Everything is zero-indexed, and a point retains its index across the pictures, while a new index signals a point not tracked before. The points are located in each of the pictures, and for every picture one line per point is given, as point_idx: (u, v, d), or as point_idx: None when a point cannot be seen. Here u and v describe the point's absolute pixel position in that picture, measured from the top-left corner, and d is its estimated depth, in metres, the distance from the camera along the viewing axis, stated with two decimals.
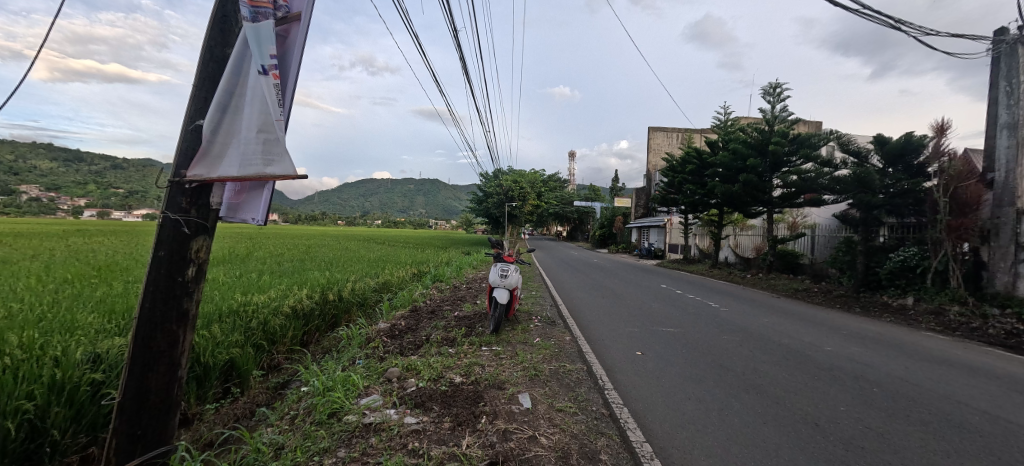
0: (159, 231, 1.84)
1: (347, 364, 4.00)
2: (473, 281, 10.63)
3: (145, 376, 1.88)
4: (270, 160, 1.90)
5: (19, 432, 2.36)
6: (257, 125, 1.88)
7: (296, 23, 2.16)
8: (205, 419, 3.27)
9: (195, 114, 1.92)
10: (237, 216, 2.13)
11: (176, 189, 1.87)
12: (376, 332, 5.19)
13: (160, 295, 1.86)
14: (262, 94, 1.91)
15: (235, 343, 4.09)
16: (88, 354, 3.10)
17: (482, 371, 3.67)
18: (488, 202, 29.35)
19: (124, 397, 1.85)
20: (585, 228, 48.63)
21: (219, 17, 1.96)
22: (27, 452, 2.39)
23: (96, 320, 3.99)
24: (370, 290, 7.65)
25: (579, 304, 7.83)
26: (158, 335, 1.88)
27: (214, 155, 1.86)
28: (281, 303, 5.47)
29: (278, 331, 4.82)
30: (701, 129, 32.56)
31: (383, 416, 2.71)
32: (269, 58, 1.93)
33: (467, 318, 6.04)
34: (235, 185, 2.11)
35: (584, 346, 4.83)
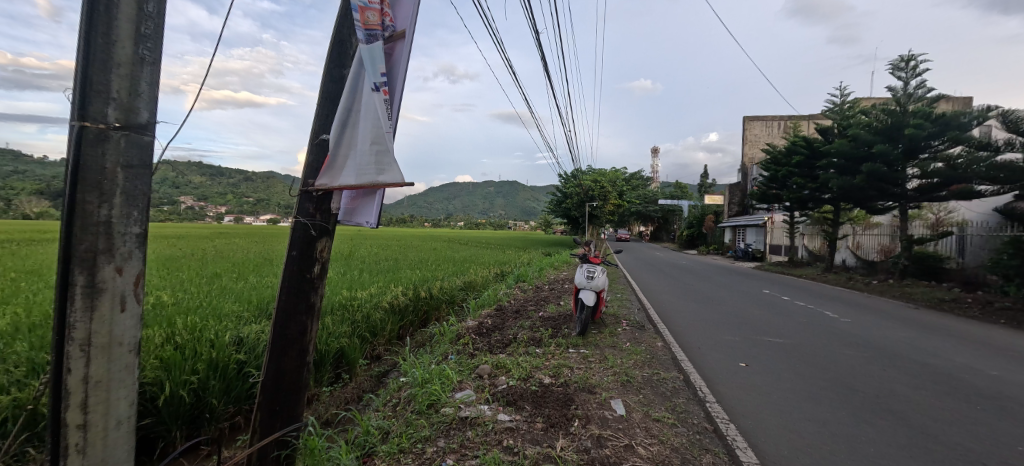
0: (292, 233, 2.12)
1: (439, 358, 4.23)
2: (554, 282, 10.57)
3: (281, 360, 2.15)
4: (382, 168, 2.06)
5: (186, 399, 2.89)
6: (369, 137, 2.05)
7: (400, 40, 2.32)
8: (323, 400, 3.70)
9: (320, 130, 2.16)
10: (352, 220, 2.33)
11: (305, 196, 2.13)
12: (465, 329, 5.41)
13: (292, 289, 2.13)
14: (374, 109, 2.08)
15: (344, 334, 4.56)
16: (234, 337, 3.66)
17: (571, 373, 3.64)
18: (567, 202, 29.05)
19: (266, 378, 2.15)
20: (671, 229, 45.90)
21: (337, 42, 2.18)
22: (193, 415, 2.94)
23: (238, 309, 4.73)
24: (457, 288, 8.01)
25: (670, 309, 7.40)
26: (291, 324, 2.15)
27: (337, 166, 2.07)
28: (380, 299, 5.97)
29: (378, 325, 5.26)
30: (809, 116, 28.96)
31: (477, 411, 2.80)
32: (380, 76, 2.10)
33: (552, 319, 6.02)
34: (352, 191, 2.31)
35: (679, 353, 4.55)
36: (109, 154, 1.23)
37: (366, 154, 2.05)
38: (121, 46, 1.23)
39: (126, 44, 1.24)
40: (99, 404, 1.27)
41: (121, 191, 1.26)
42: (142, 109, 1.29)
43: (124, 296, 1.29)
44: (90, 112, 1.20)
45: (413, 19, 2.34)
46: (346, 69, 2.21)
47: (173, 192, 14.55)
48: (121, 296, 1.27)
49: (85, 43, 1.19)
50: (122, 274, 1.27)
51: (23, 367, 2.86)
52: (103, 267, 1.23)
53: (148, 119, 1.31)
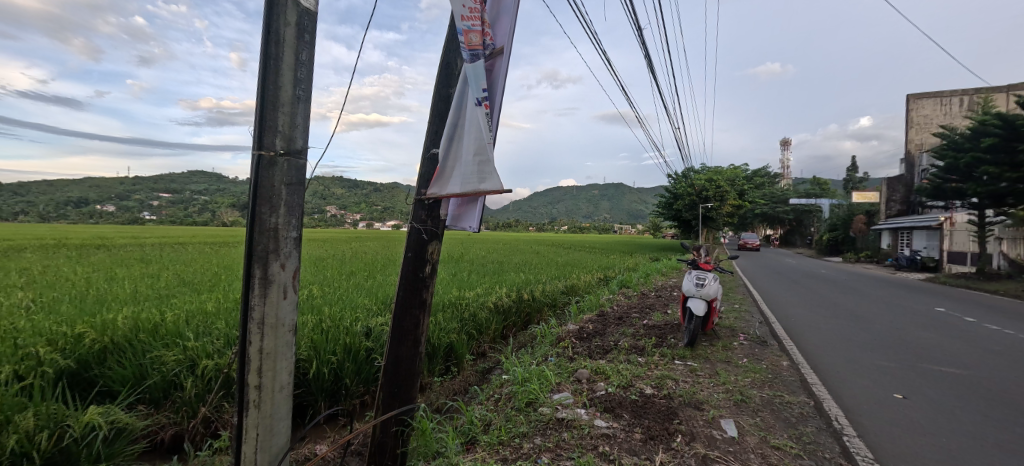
0: (408, 237, 2.41)
1: (540, 360, 4.33)
2: (662, 289, 9.98)
3: (399, 348, 2.45)
4: (484, 176, 2.22)
5: (327, 376, 3.45)
6: (472, 149, 2.22)
7: (500, 56, 2.47)
8: (434, 389, 4.07)
9: (431, 145, 2.42)
10: (458, 225, 2.55)
11: (419, 204, 2.40)
12: (565, 332, 5.43)
13: (408, 286, 2.42)
14: (477, 122, 2.25)
15: (453, 330, 4.93)
16: (365, 327, 4.24)
17: (676, 386, 3.43)
18: (677, 204, 27.19)
19: (388, 363, 2.46)
20: (806, 232, 39.83)
21: (445, 64, 2.43)
22: (333, 390, 3.49)
23: (369, 303, 5.45)
24: (559, 292, 8.08)
25: (801, 324, 6.48)
26: (406, 317, 2.43)
27: (445, 176, 2.29)
28: (486, 299, 6.32)
29: (484, 324, 5.58)
30: (1009, 87, 22.65)
31: (574, 413, 2.82)
32: (482, 91, 2.27)
33: (658, 327, 5.71)
34: (458, 199, 2.53)
35: (809, 375, 3.98)
36: (277, 175, 1.57)
37: (469, 164, 2.23)
38: (284, 90, 1.56)
39: (287, 88, 1.56)
40: (269, 370, 1.62)
41: (285, 203, 1.60)
42: (297, 138, 1.62)
43: (286, 287, 1.63)
44: (264, 143, 1.53)
45: (511, 35, 2.49)
46: (452, 88, 2.44)
47: (320, 203, 17.30)
48: (283, 287, 1.61)
49: (260, 89, 1.53)
50: (284, 268, 1.61)
51: (222, 339, 3.73)
52: (272, 263, 1.57)
53: (301, 146, 1.64)
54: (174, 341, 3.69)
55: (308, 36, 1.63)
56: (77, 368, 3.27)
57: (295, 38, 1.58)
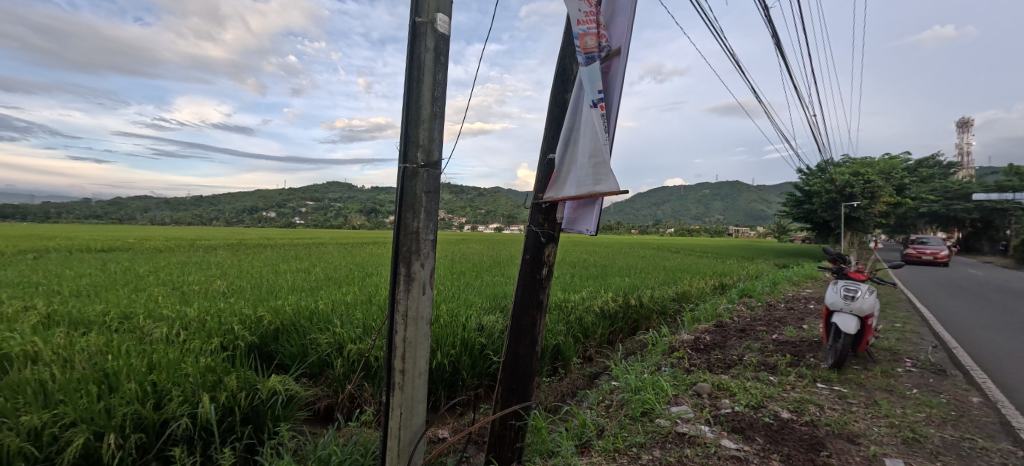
0: (526, 240, 2.51)
1: (652, 369, 4.12)
2: (794, 300, 8.77)
3: (517, 345, 2.55)
4: (599, 179, 2.18)
5: (446, 367, 3.74)
6: (587, 151, 2.22)
7: (616, 57, 2.43)
8: (543, 388, 4.15)
9: (547, 150, 2.49)
10: (574, 228, 2.57)
11: (536, 208, 2.48)
12: (679, 342, 5.09)
13: (527, 286, 2.51)
14: (593, 125, 2.24)
15: (560, 332, 4.96)
16: (478, 324, 4.51)
17: (821, 413, 2.99)
18: (811, 203, 23.63)
19: (506, 359, 2.58)
20: (999, 236, 31.45)
21: (561, 71, 2.48)
22: (451, 380, 3.77)
23: (480, 301, 5.77)
24: (670, 298, 7.60)
25: (997, 352, 5.14)
26: (524, 316, 2.53)
27: (561, 179, 2.33)
28: (592, 303, 6.24)
29: (591, 328, 5.51)
30: None
31: (697, 430, 2.63)
32: (597, 93, 2.25)
33: (792, 344, 5.02)
34: (574, 203, 2.56)
35: (1014, 417, 3.14)
36: (419, 184, 1.76)
37: (585, 167, 2.23)
38: (423, 108, 1.74)
39: (426, 104, 1.74)
40: (410, 357, 1.81)
41: (424, 209, 1.78)
42: (434, 150, 1.80)
43: (424, 284, 1.81)
44: (409, 157, 1.73)
45: (628, 34, 2.43)
46: (568, 93, 2.48)
47: None
48: (422, 284, 1.80)
49: (406, 108, 1.74)
50: (423, 267, 1.79)
51: (361, 328, 4.29)
52: (414, 263, 1.76)
53: (437, 157, 1.81)
54: (325, 326, 4.35)
55: (443, 58, 1.79)
56: (259, 344, 4.05)
57: (433, 61, 1.75)
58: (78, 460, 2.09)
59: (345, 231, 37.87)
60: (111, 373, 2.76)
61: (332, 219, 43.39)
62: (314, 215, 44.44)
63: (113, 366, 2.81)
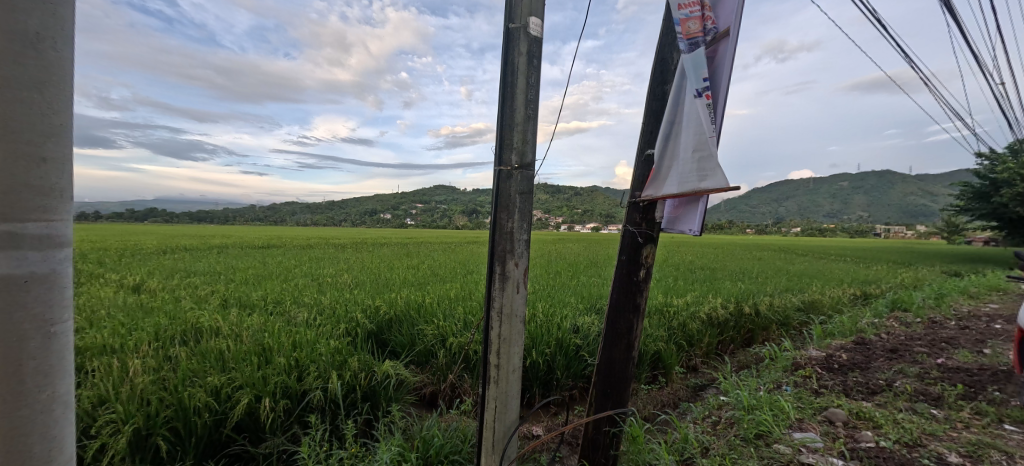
0: (622, 240, 2.42)
1: (770, 387, 3.65)
2: (971, 317, 7.04)
3: (613, 348, 2.47)
4: (705, 175, 2.02)
5: (541, 366, 3.76)
6: (691, 146, 2.07)
7: (724, 39, 2.21)
8: (642, 396, 3.96)
9: (646, 146, 2.38)
10: (675, 227, 2.40)
11: (633, 207, 2.38)
12: (805, 359, 4.45)
13: (623, 289, 2.42)
14: (697, 116, 2.07)
15: (661, 338, 4.69)
16: (573, 325, 4.48)
17: (1008, 462, 2.36)
18: (997, 195, 18.77)
19: (601, 362, 2.52)
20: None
21: (661, 61, 2.34)
22: (546, 379, 3.78)
23: (575, 302, 5.71)
24: (794, 308, 6.68)
25: None
26: (620, 320, 2.44)
27: (661, 176, 2.20)
28: (698, 309, 5.77)
29: (696, 335, 5.08)
30: None
31: (827, 462, 2.28)
32: (702, 81, 2.07)
33: (965, 372, 4.05)
34: (675, 201, 2.39)
35: None
36: (513, 185, 1.81)
37: (688, 162, 2.08)
38: (517, 111, 1.79)
39: (520, 107, 1.78)
40: (505, 353, 1.87)
41: (518, 209, 1.82)
42: (528, 152, 1.82)
43: (518, 283, 1.85)
44: (504, 160, 1.80)
45: (739, 12, 2.18)
46: (668, 84, 2.33)
47: None
48: (517, 282, 1.84)
49: (502, 113, 1.81)
50: (517, 266, 1.84)
51: (462, 322, 4.55)
52: (509, 262, 1.82)
53: (530, 158, 1.84)
54: (431, 319, 4.72)
55: (536, 61, 1.80)
56: (376, 331, 4.54)
57: (526, 64, 1.78)
58: (244, 416, 2.56)
59: (449, 231, 40.52)
60: (267, 349, 3.34)
61: (438, 220, 46.77)
62: (423, 216, 48.35)
63: (268, 343, 3.41)
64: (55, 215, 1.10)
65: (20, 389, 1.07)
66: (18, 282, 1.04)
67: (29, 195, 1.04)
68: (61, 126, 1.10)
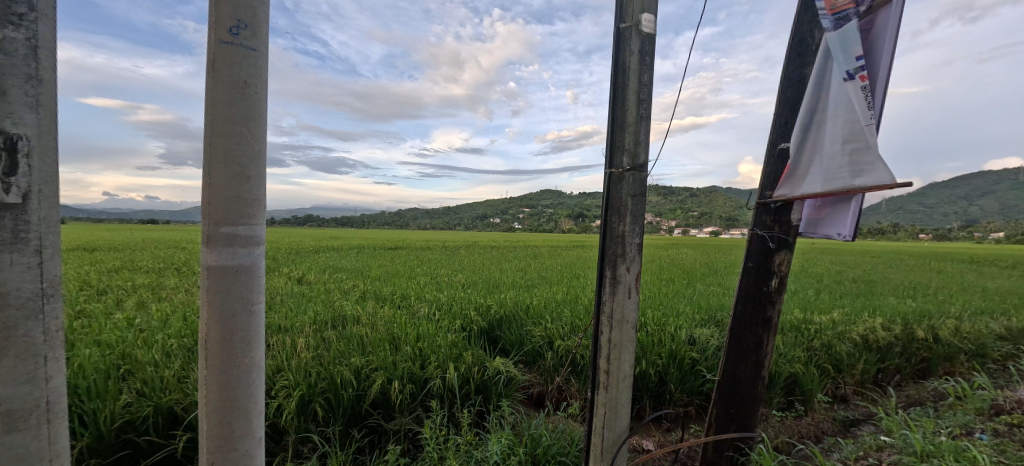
0: (750, 245, 2.19)
1: (954, 432, 2.92)
2: None
3: (737, 365, 2.25)
4: (859, 170, 1.75)
5: (652, 378, 3.55)
6: (840, 136, 1.80)
7: (884, 8, 1.88)
8: (773, 423, 3.49)
9: (778, 139, 2.12)
10: (818, 232, 2.10)
11: (762, 209, 2.14)
12: (1010, 401, 3.47)
13: (750, 300, 2.19)
14: (848, 102, 1.79)
15: (798, 360, 4.09)
16: (689, 336, 4.18)
17: None
18: None
19: (722, 380, 2.30)
20: None
21: (797, 42, 2.08)
22: (658, 391, 3.55)
23: (691, 312, 5.31)
24: (992, 336, 5.25)
25: None
26: (746, 334, 2.21)
27: (799, 173, 1.94)
28: (848, 329, 4.91)
29: (846, 359, 4.31)
30: None
31: None
32: (855, 60, 1.78)
33: None
34: (817, 200, 2.09)
35: None
36: (624, 188, 1.77)
37: (836, 156, 1.82)
38: (629, 113, 1.75)
39: (631, 108, 1.74)
40: (615, 359, 1.83)
41: (630, 212, 1.77)
42: (641, 153, 1.77)
43: (630, 288, 1.80)
44: (615, 162, 1.78)
45: None
46: (808, 67, 2.05)
47: None
48: (628, 288, 1.79)
49: (612, 115, 1.80)
50: (630, 271, 1.79)
51: (569, 326, 4.56)
52: (620, 266, 1.78)
53: (643, 160, 1.78)
54: (538, 320, 4.83)
55: (649, 58, 1.74)
56: (487, 329, 4.80)
57: (638, 63, 1.73)
58: (379, 395, 2.92)
59: (555, 235, 40.82)
60: (396, 338, 3.78)
61: (544, 224, 47.47)
62: (530, 221, 49.55)
63: (397, 333, 3.85)
64: (253, 220, 1.41)
65: (233, 351, 1.41)
66: (233, 271, 1.37)
67: (241, 204, 1.37)
68: (260, 151, 1.40)
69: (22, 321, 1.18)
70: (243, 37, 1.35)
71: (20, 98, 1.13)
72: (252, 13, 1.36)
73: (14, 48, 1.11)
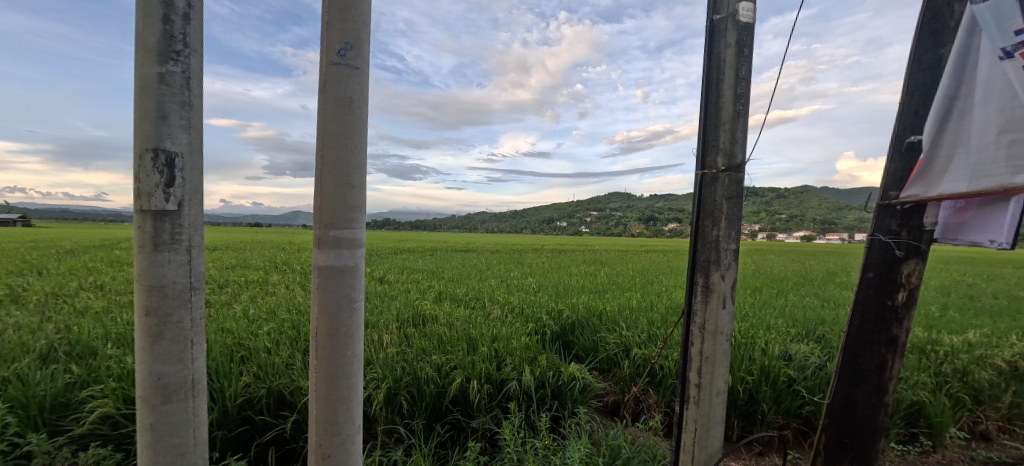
0: (868, 252, 2.05)
1: None
2: None
3: (853, 388, 2.09)
4: (1019, 164, 1.52)
5: (743, 395, 3.26)
6: (994, 126, 1.58)
7: None
8: (891, 458, 3.03)
9: (906, 132, 1.94)
10: (961, 238, 1.80)
11: (885, 210, 1.99)
12: None
13: (870, 315, 2.03)
14: (1004, 85, 1.56)
15: (922, 386, 3.53)
16: (784, 351, 3.84)
17: None
18: None
19: (833, 401, 2.17)
20: None
21: (929, 21, 1.89)
22: (748, 410, 3.23)
23: (784, 324, 4.85)
24: None
25: None
26: (865, 353, 2.05)
27: (936, 171, 1.75)
28: (989, 354, 4.14)
29: (988, 390, 3.63)
30: None
31: None
32: (1013, 37, 1.55)
33: None
34: (958, 202, 1.82)
35: None
36: (719, 190, 1.66)
37: (987, 150, 1.59)
38: (724, 110, 1.64)
39: (727, 105, 1.63)
40: (708, 373, 1.72)
41: (725, 216, 1.66)
42: (738, 152, 1.64)
43: (725, 297, 1.67)
44: (708, 163, 1.69)
45: None
46: (947, 47, 1.84)
47: None
48: (723, 297, 1.67)
49: (704, 115, 1.72)
50: (724, 279, 1.67)
51: (647, 334, 4.39)
52: (714, 273, 1.67)
53: (741, 160, 1.65)
54: (612, 327, 4.70)
55: (748, 50, 1.61)
56: (560, 333, 4.76)
57: (735, 56, 1.61)
58: (459, 393, 3.03)
59: (625, 239, 39.51)
60: (473, 338, 3.90)
61: (614, 228, 46.20)
62: (599, 225, 48.53)
63: (473, 333, 3.98)
64: (354, 224, 1.52)
65: (339, 344, 1.54)
66: (338, 271, 1.50)
67: (345, 210, 1.50)
68: (362, 160, 1.52)
69: (177, 309, 1.39)
70: (348, 57, 1.47)
71: (177, 121, 1.34)
72: (358, 36, 1.47)
73: (174, 79, 1.32)
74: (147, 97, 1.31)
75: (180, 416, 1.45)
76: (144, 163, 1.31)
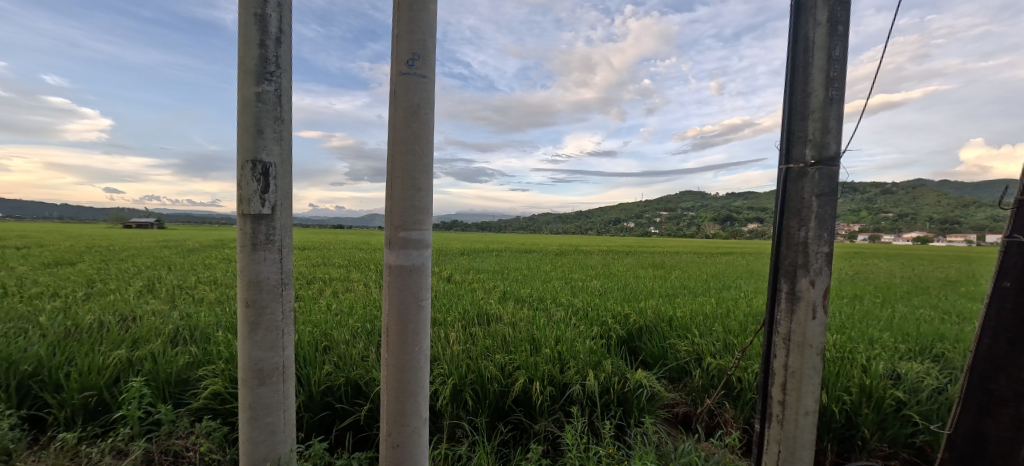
0: (1004, 257, 1.74)
1: None
2: None
3: (981, 418, 1.80)
4: None
5: (840, 417, 2.90)
6: None
7: None
8: None
9: None
10: None
11: None
12: None
13: (1007, 332, 1.72)
14: None
15: None
16: (890, 370, 3.37)
17: None
18: None
19: (955, 433, 1.87)
20: None
21: None
22: (845, 436, 2.86)
23: (890, 338, 4.27)
24: None
25: None
26: (1000, 378, 1.74)
27: None
28: None
29: None
30: None
31: None
32: None
33: None
34: None
35: None
36: (807, 187, 1.50)
37: None
38: (814, 96, 1.48)
39: (817, 92, 1.46)
40: (794, 390, 1.56)
41: (814, 215, 1.49)
42: (831, 143, 1.46)
43: (815, 306, 1.50)
44: (794, 156, 1.53)
45: None
46: None
47: None
48: (813, 305, 1.49)
49: (788, 104, 1.56)
50: (815, 286, 1.49)
51: (723, 343, 4.09)
52: (801, 278, 1.52)
53: (836, 151, 1.46)
54: (683, 333, 4.44)
55: (843, 27, 1.43)
56: (626, 338, 4.59)
57: (827, 36, 1.44)
58: (523, 393, 3.04)
59: (699, 240, 37.22)
60: (536, 339, 3.90)
61: (686, 229, 43.73)
62: (669, 225, 46.23)
63: (537, 334, 3.97)
64: (421, 225, 1.59)
65: (407, 340, 1.62)
66: (407, 270, 1.58)
67: (413, 212, 1.57)
68: (429, 165, 1.59)
69: (270, 302, 1.55)
70: (416, 67, 1.54)
71: (271, 134, 1.49)
72: (424, 45, 1.54)
73: (268, 97, 1.48)
74: (247, 114, 1.47)
75: (273, 397, 1.61)
76: (244, 173, 1.47)
